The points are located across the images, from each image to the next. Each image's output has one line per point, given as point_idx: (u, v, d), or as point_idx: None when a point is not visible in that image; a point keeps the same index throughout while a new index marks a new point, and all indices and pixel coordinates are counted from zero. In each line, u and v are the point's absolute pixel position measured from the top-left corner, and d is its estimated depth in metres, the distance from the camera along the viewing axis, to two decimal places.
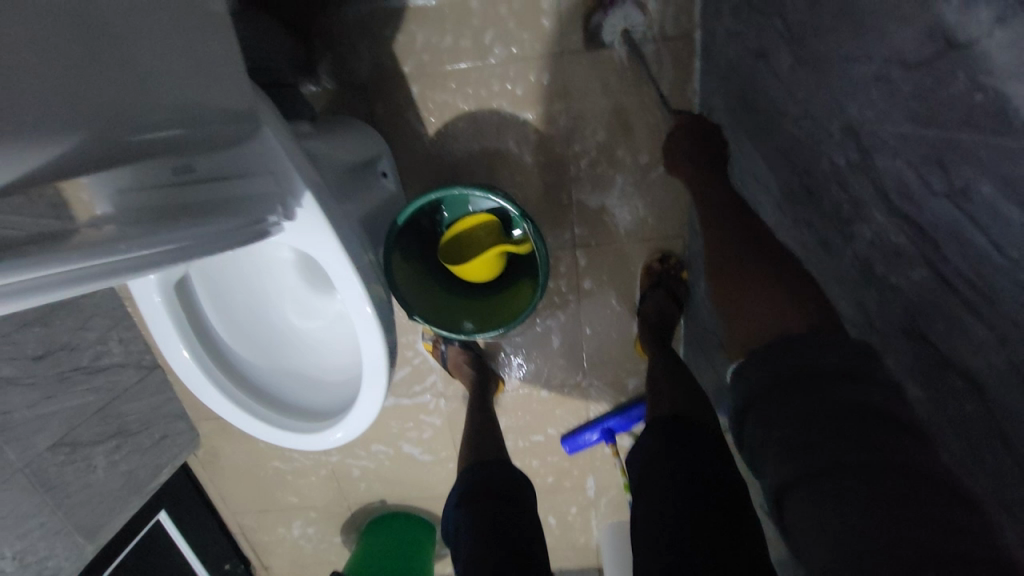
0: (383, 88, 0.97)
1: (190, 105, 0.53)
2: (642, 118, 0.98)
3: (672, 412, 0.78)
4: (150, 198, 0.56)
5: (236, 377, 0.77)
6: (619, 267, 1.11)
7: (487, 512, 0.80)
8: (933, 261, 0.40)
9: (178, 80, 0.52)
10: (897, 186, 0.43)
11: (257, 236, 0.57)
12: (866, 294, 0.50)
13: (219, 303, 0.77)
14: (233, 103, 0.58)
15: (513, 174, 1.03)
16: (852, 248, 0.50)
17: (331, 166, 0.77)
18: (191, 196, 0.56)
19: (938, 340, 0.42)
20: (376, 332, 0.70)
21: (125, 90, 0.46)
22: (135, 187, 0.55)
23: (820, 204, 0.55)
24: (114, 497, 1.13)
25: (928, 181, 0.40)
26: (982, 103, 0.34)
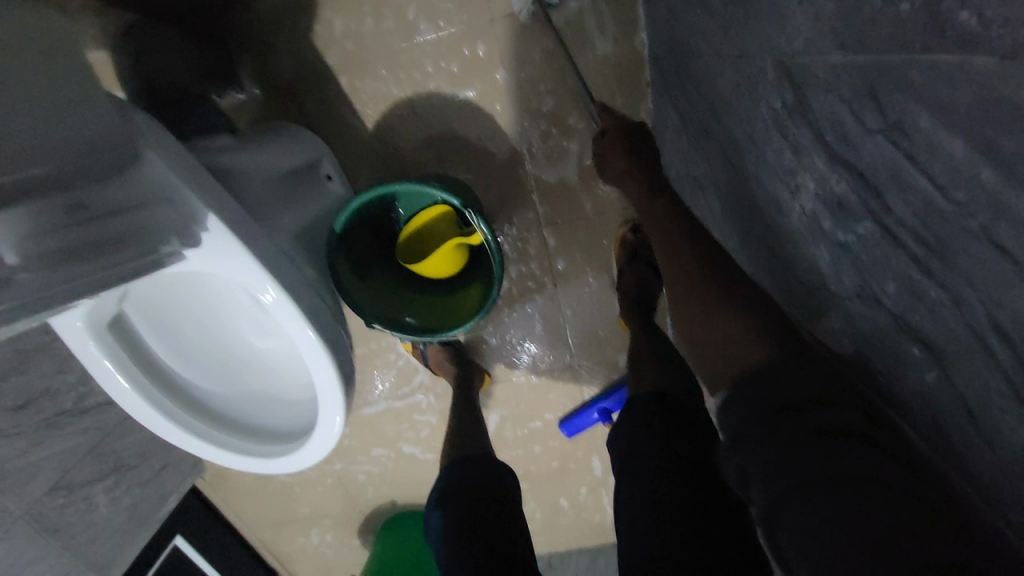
0: (313, 86, 0.91)
1: (60, 141, 0.49)
2: (591, 79, 0.91)
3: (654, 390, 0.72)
4: (53, 242, 0.47)
5: (190, 408, 0.74)
6: (590, 242, 1.06)
7: (468, 509, 0.78)
8: (880, 213, 0.34)
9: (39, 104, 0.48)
10: (833, 125, 0.37)
11: (150, 267, 0.57)
12: (818, 254, 0.44)
13: (162, 332, 0.72)
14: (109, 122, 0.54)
15: (463, 158, 0.97)
16: (799, 202, 0.44)
17: (257, 181, 0.73)
18: (96, 235, 0.51)
19: (893, 303, 0.36)
20: (324, 354, 0.67)
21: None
22: (25, 235, 0.45)
23: (764, 154, 0.49)
24: (119, 531, 1.17)
25: (863, 117, 0.33)
26: (909, 14, 0.28)
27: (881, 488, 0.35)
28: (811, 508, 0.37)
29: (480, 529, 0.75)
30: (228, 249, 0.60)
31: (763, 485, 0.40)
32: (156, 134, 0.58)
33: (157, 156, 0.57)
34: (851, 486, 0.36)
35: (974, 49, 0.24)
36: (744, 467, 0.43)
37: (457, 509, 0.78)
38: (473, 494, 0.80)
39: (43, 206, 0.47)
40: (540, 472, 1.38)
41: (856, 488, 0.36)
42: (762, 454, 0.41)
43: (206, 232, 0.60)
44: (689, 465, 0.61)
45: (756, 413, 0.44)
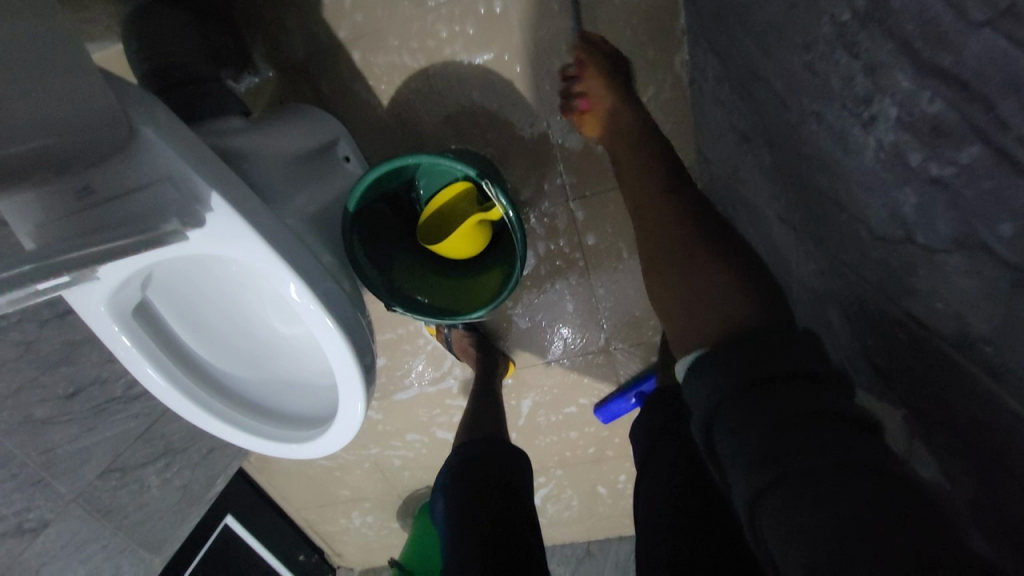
0: (326, 63, 0.88)
1: (52, 118, 0.47)
2: (620, 33, 0.83)
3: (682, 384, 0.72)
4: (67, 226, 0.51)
5: (218, 393, 0.74)
6: (623, 214, 0.98)
7: (477, 490, 0.77)
8: (986, 128, 0.31)
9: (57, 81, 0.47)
10: (920, 26, 0.34)
11: (153, 246, 0.52)
12: (899, 199, 0.41)
13: (187, 316, 0.73)
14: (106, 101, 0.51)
15: (482, 129, 0.91)
16: (874, 135, 0.42)
17: (269, 162, 0.71)
18: (101, 216, 0.52)
19: (1005, 249, 0.33)
20: (342, 342, 0.64)
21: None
22: (49, 221, 0.51)
23: (829, 83, 0.46)
24: (172, 511, 1.23)
25: (963, 8, 0.30)
26: None
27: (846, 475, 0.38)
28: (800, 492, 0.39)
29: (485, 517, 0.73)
30: (232, 233, 0.57)
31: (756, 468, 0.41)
32: (159, 112, 0.56)
33: (154, 133, 0.54)
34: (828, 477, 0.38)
35: None
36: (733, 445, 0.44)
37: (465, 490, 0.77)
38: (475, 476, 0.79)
39: (60, 191, 0.51)
40: (576, 458, 1.33)
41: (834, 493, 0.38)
42: (757, 438, 0.42)
43: (208, 211, 0.55)
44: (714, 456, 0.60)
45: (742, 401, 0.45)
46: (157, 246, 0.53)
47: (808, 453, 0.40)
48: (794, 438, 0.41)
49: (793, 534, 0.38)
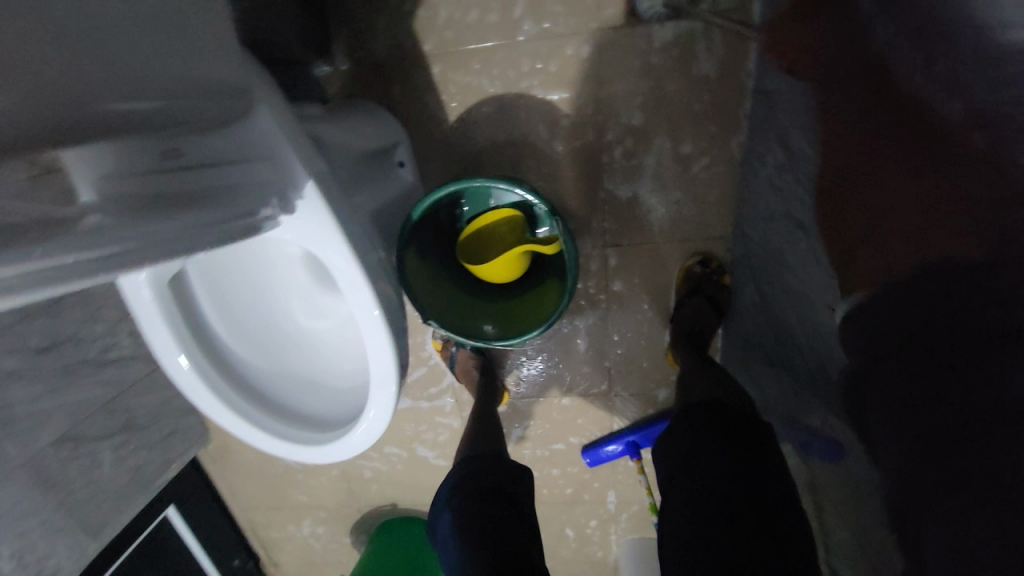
0: (401, 70, 0.89)
1: (169, 84, 0.48)
2: (690, 104, 0.88)
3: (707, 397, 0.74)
4: (138, 186, 0.43)
5: (233, 380, 0.70)
6: (653, 268, 1.02)
7: (480, 508, 0.75)
8: None
9: (174, 58, 0.49)
10: None
11: (249, 230, 0.50)
12: None
13: (215, 294, 0.69)
14: (220, 79, 0.53)
15: (539, 164, 0.94)
16: None
17: (342, 155, 0.70)
18: (193, 195, 0.46)
19: None
20: (386, 339, 0.62)
21: (120, 75, 0.44)
22: (120, 175, 0.43)
23: None
24: (119, 493, 1.12)
25: None
26: None
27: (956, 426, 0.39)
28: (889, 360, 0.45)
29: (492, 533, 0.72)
30: (315, 221, 0.56)
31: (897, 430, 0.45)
32: (261, 90, 0.56)
33: (266, 114, 0.54)
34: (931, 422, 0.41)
35: None
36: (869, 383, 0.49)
37: (470, 508, 0.76)
38: (482, 492, 0.77)
39: (136, 143, 0.44)
40: (552, 497, 1.32)
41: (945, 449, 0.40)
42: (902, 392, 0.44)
43: (299, 200, 0.55)
44: (752, 505, 0.60)
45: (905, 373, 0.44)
46: (254, 231, 0.51)
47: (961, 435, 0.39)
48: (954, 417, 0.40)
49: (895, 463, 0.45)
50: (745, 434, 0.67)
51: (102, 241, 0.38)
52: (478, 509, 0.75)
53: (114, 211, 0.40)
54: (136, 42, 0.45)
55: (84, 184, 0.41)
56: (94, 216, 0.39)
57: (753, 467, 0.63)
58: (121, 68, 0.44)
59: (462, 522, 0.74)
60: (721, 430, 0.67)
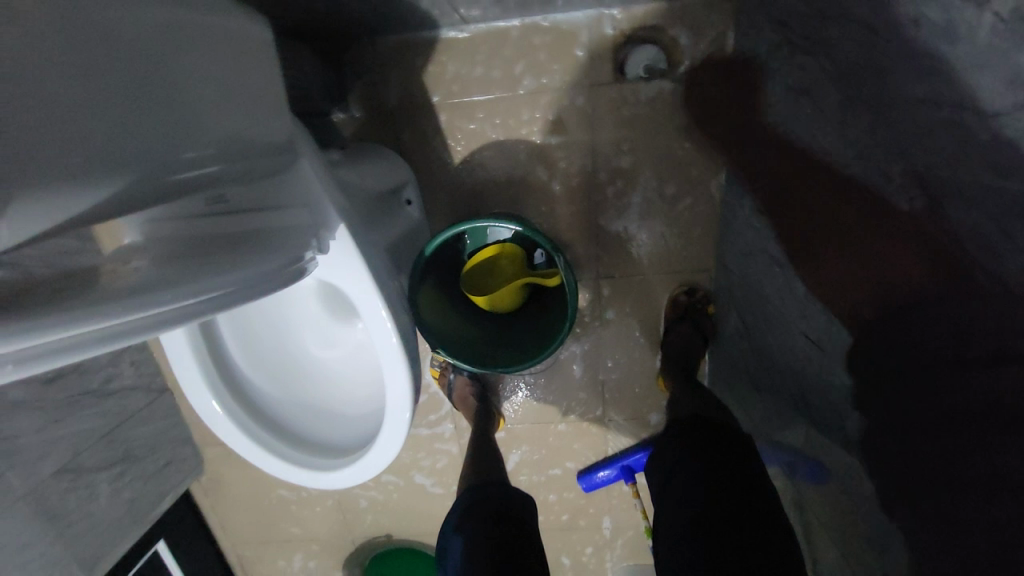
0: (411, 117, 0.97)
1: (224, 135, 0.52)
2: (675, 151, 0.97)
3: (693, 413, 0.82)
4: (178, 229, 0.49)
5: (252, 409, 0.74)
6: (644, 298, 1.08)
7: (485, 525, 0.80)
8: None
9: (231, 114, 0.54)
10: None
11: (295, 272, 0.55)
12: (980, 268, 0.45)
13: (237, 324, 0.73)
14: (271, 135, 0.59)
15: (537, 202, 1.01)
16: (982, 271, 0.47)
17: (361, 196, 0.77)
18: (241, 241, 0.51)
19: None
20: (401, 365, 0.67)
21: (180, 122, 0.47)
22: (162, 219, 0.49)
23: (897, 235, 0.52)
24: (115, 527, 1.10)
25: None
26: None
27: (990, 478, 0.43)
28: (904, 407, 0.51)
29: (497, 545, 0.76)
30: (343, 258, 0.63)
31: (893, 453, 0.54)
32: (302, 144, 0.63)
33: (306, 164, 0.61)
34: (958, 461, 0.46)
35: None
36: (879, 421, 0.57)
37: (475, 526, 0.79)
38: (487, 512, 0.82)
39: (188, 199, 0.49)
40: (548, 523, 1.33)
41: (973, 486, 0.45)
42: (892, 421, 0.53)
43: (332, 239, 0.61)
44: (741, 513, 0.64)
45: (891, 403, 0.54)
46: (299, 273, 0.56)
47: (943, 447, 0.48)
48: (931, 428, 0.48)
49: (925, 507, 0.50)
50: (734, 451, 0.73)
51: (177, 295, 0.42)
52: (483, 524, 0.80)
53: (153, 254, 0.47)
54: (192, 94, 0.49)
55: (127, 230, 0.49)
56: (139, 262, 0.45)
57: (743, 482, 0.68)
58: (179, 118, 0.47)
59: (469, 539, 0.78)
60: (710, 450, 0.73)
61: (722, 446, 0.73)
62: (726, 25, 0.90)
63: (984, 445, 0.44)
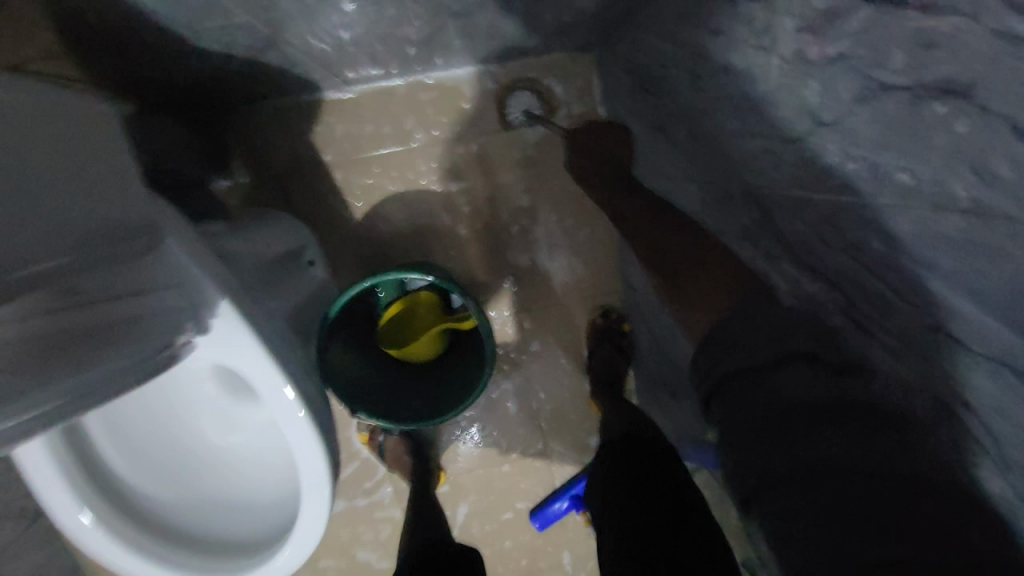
0: (304, 178, 0.96)
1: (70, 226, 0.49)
2: (568, 186, 1.04)
3: (623, 431, 0.84)
4: (30, 329, 0.41)
5: (143, 521, 0.64)
6: (564, 326, 1.12)
7: None
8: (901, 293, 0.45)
9: (71, 196, 0.50)
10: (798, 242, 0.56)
11: (166, 361, 0.50)
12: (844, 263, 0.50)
13: (113, 424, 0.65)
14: (124, 214, 0.54)
15: (447, 247, 1.02)
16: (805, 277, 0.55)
17: (251, 266, 0.73)
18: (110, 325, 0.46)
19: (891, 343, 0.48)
20: (313, 440, 0.62)
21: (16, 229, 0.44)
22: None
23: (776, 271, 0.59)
24: None
25: (827, 236, 0.51)
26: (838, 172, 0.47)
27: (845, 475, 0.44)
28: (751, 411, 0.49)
29: None
30: (230, 335, 0.58)
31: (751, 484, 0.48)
32: (167, 219, 0.58)
33: (174, 239, 0.56)
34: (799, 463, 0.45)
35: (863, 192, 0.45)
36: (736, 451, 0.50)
37: None
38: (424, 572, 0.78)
39: (29, 296, 0.42)
40: (508, 573, 1.27)
41: (820, 486, 0.44)
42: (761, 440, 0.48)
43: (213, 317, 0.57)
44: (675, 523, 0.66)
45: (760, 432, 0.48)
46: (170, 363, 0.51)
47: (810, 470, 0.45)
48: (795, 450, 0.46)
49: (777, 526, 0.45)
50: (664, 461, 0.75)
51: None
52: None
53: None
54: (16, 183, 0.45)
55: None
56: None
57: (675, 491, 0.70)
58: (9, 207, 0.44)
59: None
60: (639, 466, 0.75)
61: (651, 459, 0.76)
62: (593, 73, 1.00)
63: (868, 478, 0.43)
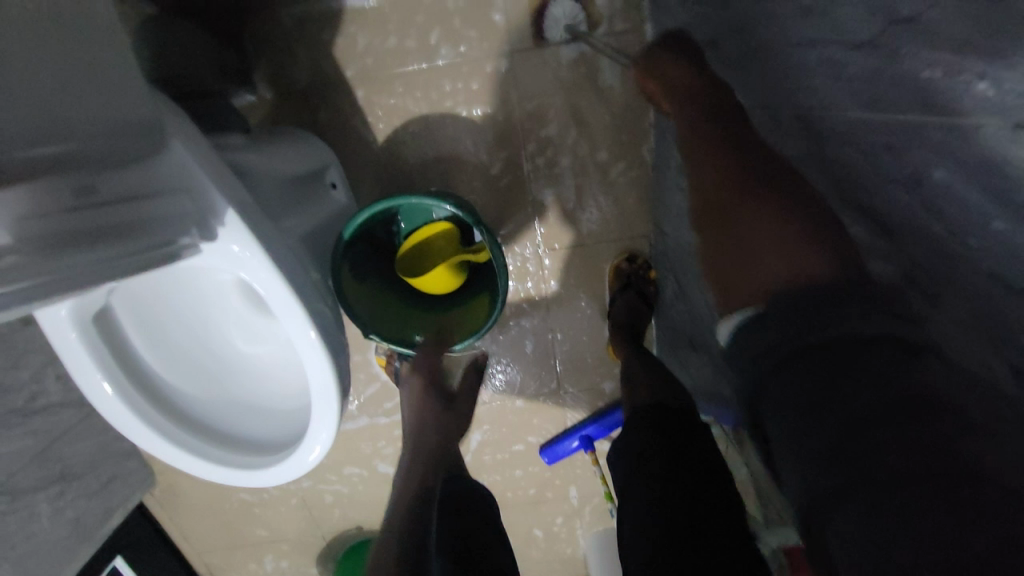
0: (326, 96, 0.93)
1: (85, 122, 0.49)
2: (603, 116, 0.96)
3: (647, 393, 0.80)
4: (53, 225, 0.45)
5: (171, 415, 0.70)
6: (586, 268, 1.08)
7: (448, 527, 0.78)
8: (955, 245, 0.36)
9: (95, 94, 0.50)
10: (847, 175, 0.45)
11: (167, 258, 0.53)
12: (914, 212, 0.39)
13: (148, 325, 0.69)
14: (133, 116, 0.54)
15: (470, 177, 0.99)
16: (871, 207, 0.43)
17: (269, 184, 0.73)
18: (116, 222, 0.49)
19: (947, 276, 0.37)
20: (322, 357, 0.64)
21: (44, 122, 0.45)
22: (26, 216, 0.44)
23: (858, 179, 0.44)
24: (57, 545, 1.07)
25: (881, 166, 0.41)
26: (928, 79, 0.34)
27: (937, 470, 0.31)
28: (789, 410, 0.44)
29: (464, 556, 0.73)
30: (239, 247, 0.58)
31: (804, 469, 0.38)
32: (172, 123, 0.57)
33: (179, 145, 0.57)
34: (874, 454, 0.34)
35: (936, 109, 0.35)
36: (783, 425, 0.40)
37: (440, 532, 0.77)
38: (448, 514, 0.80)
39: (51, 188, 0.46)
40: (516, 498, 1.34)
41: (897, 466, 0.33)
42: (794, 391, 0.40)
43: (221, 227, 0.58)
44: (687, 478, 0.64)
45: (798, 374, 0.40)
46: (173, 260, 0.55)
47: (860, 442, 0.35)
48: (827, 396, 0.38)
49: (845, 529, 0.34)
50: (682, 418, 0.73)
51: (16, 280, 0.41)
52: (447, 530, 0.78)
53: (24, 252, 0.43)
54: (37, 92, 0.45)
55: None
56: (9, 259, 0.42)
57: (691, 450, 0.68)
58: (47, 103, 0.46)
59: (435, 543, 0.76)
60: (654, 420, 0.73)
61: (669, 413, 0.73)
62: None
63: (903, 428, 0.33)
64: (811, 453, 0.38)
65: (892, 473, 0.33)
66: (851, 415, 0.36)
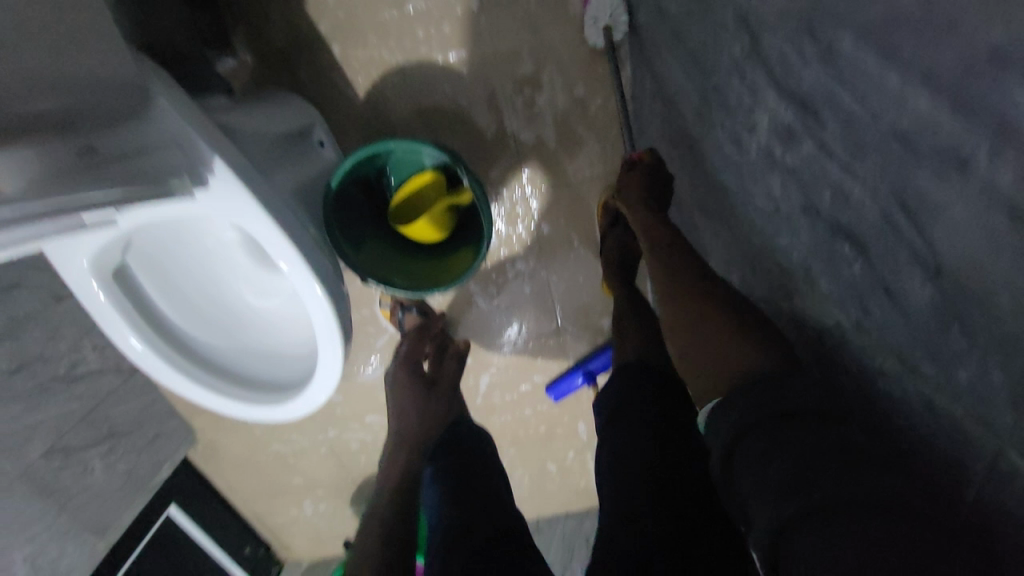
0: (303, 54, 0.95)
1: (73, 81, 0.55)
2: (576, 50, 0.97)
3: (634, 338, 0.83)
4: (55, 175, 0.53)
5: (194, 359, 0.77)
6: (574, 208, 1.10)
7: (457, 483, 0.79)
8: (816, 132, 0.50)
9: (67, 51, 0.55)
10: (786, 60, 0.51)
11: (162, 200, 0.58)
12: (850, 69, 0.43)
13: (163, 282, 0.76)
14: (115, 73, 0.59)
15: (451, 124, 1.00)
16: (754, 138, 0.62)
17: (257, 140, 0.76)
18: (105, 167, 0.55)
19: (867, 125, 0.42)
20: (321, 296, 0.69)
21: (23, 80, 0.51)
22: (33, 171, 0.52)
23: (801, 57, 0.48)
24: (116, 495, 1.17)
25: (804, 50, 0.47)
26: None
27: (910, 514, 0.38)
28: (777, 452, 0.46)
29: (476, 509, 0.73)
30: (229, 196, 0.62)
31: (777, 509, 0.44)
32: (154, 83, 0.62)
33: (163, 102, 0.61)
34: (859, 497, 0.40)
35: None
36: (757, 480, 0.47)
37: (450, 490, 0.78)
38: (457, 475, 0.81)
39: (57, 147, 0.54)
40: (528, 436, 1.42)
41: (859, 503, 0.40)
42: (776, 437, 0.48)
43: (212, 176, 0.61)
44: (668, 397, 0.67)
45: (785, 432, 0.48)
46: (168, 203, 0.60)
47: (834, 481, 0.42)
48: (809, 448, 0.45)
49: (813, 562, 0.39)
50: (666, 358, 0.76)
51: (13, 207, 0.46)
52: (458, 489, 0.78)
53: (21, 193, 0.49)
54: (31, 64, 0.51)
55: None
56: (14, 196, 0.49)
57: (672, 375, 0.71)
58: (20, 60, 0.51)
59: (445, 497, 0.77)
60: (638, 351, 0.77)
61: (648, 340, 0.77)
62: None
63: (884, 483, 0.40)
64: (782, 492, 0.44)
65: (877, 505, 0.39)
66: (831, 465, 0.43)
